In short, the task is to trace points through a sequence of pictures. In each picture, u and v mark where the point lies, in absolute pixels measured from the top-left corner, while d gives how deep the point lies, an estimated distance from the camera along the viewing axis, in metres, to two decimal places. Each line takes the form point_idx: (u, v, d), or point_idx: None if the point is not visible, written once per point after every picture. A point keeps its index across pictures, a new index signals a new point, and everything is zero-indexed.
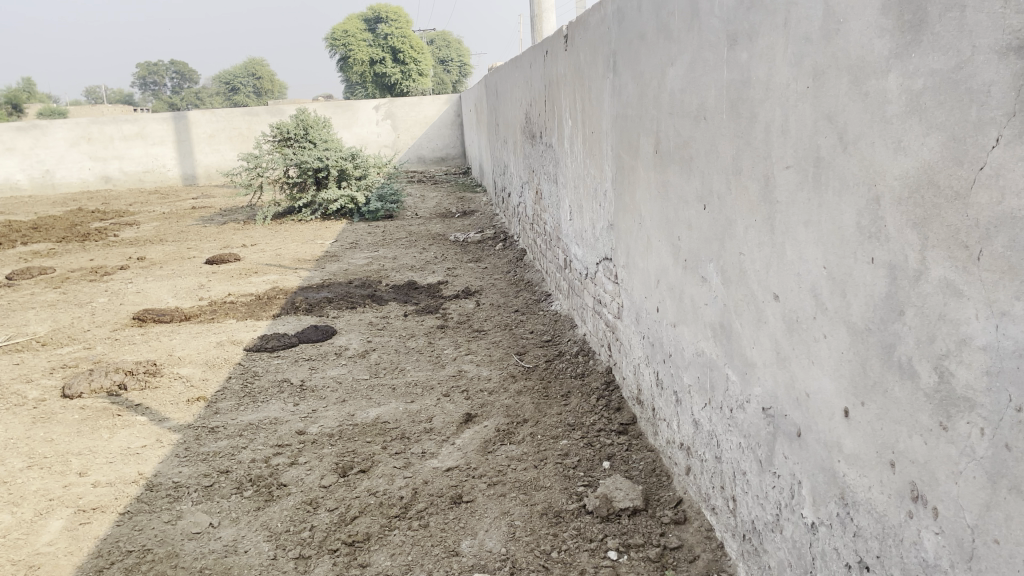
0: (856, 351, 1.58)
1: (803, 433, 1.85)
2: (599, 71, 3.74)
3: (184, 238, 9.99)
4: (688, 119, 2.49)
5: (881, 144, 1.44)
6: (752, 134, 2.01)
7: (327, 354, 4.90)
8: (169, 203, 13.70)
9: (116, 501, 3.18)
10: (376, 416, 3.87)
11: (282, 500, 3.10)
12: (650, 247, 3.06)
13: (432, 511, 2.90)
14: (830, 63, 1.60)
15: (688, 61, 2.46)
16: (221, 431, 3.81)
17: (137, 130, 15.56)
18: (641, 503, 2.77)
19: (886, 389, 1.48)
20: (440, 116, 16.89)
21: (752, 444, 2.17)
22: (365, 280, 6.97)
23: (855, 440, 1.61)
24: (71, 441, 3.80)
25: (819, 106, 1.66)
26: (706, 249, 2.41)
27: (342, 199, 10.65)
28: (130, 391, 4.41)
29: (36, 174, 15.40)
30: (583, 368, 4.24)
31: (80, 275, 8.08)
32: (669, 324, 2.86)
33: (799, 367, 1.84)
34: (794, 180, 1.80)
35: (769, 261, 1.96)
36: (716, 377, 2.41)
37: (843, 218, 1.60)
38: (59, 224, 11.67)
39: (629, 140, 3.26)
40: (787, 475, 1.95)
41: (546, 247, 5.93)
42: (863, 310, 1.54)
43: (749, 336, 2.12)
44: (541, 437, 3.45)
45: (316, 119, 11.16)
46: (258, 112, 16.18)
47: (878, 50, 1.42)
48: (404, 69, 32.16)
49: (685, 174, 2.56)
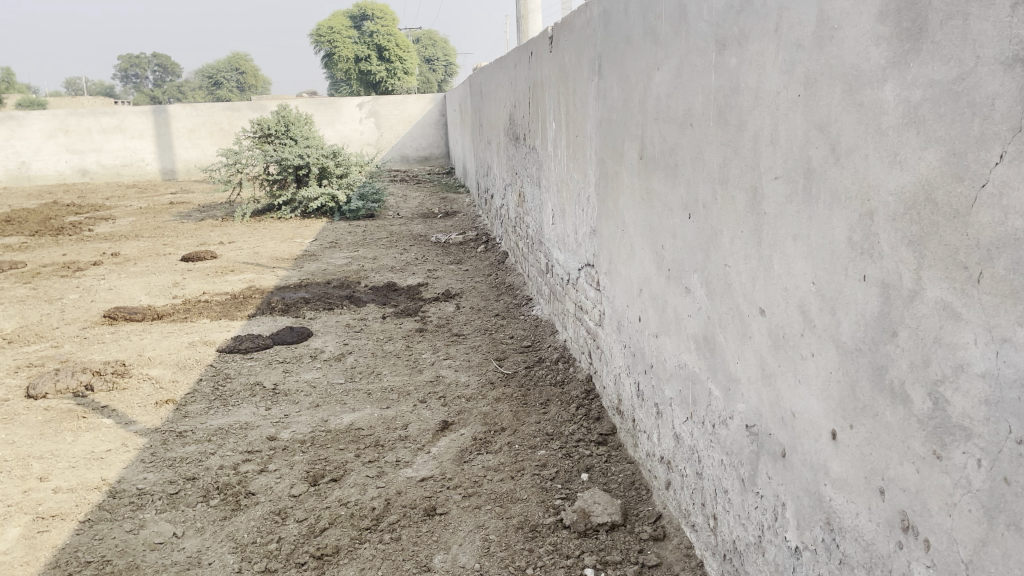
0: (845, 372, 1.52)
1: (788, 453, 1.78)
2: (584, 74, 3.67)
3: (160, 234, 9.81)
4: (675, 126, 2.42)
5: (877, 157, 1.38)
6: (739, 142, 1.95)
7: (302, 356, 4.79)
8: (146, 198, 13.50)
9: (77, 508, 3.07)
10: (351, 423, 3.77)
11: (250, 509, 3.00)
12: (632, 255, 2.99)
13: (404, 523, 2.82)
14: (823, 71, 1.53)
15: (675, 66, 2.40)
16: (189, 435, 3.70)
17: (116, 124, 15.34)
18: (619, 518, 2.70)
19: (876, 413, 1.42)
20: (424, 115, 16.79)
21: (734, 462, 2.10)
22: (344, 280, 6.86)
23: (843, 464, 1.55)
24: (33, 444, 3.68)
25: (810, 116, 1.59)
26: (691, 259, 2.34)
27: (323, 197, 10.51)
28: (96, 392, 4.29)
29: (12, 166, 15.16)
30: (563, 375, 4.17)
31: (52, 270, 7.91)
32: (651, 334, 2.80)
33: (784, 386, 1.78)
34: (783, 192, 1.73)
35: (755, 274, 1.89)
36: (699, 391, 2.34)
37: (834, 232, 1.53)
38: (33, 217, 11.46)
39: (614, 145, 3.20)
40: (770, 497, 1.89)
41: (528, 251, 5.86)
42: (853, 329, 1.48)
43: (733, 351, 2.06)
44: (518, 447, 3.37)
45: (298, 115, 11.03)
46: (240, 107, 15.99)
47: (874, 60, 1.36)
48: (389, 67, 31.98)
49: (670, 182, 2.49)
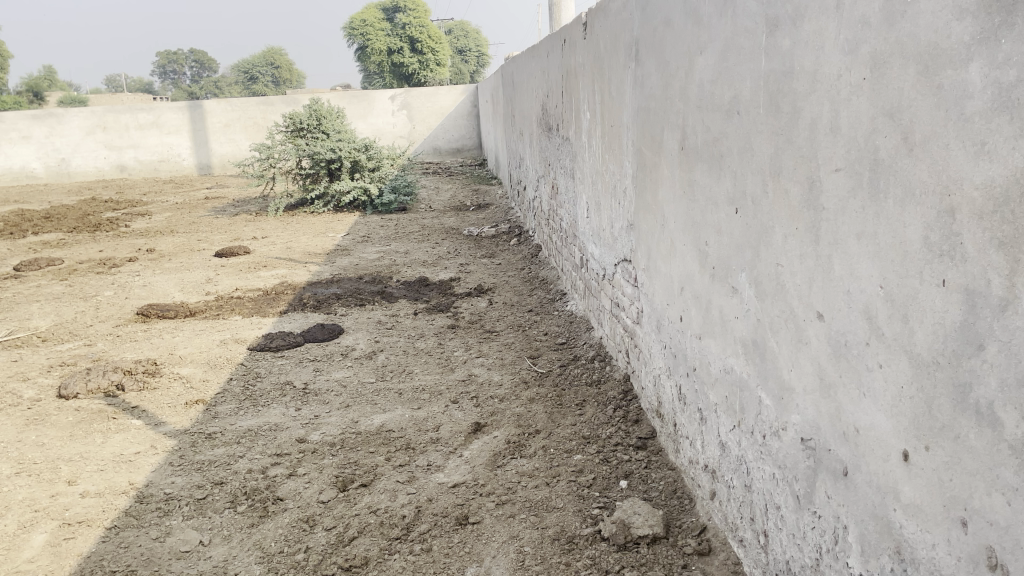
0: (920, 387, 1.36)
1: (850, 472, 1.63)
2: (620, 61, 3.51)
3: (194, 230, 9.83)
4: (720, 113, 2.26)
5: (959, 146, 1.22)
6: (793, 130, 1.79)
7: (333, 355, 4.71)
8: (182, 192, 13.58)
9: (103, 514, 3.01)
10: (381, 424, 3.67)
11: (278, 516, 2.91)
12: (673, 250, 2.84)
13: (435, 533, 2.71)
14: (893, 50, 1.37)
15: (719, 49, 2.24)
16: (219, 437, 3.64)
17: (152, 120, 15.46)
18: (661, 530, 2.56)
19: (957, 434, 1.27)
20: (456, 107, 16.68)
21: (788, 477, 1.95)
22: (376, 276, 6.77)
23: (916, 489, 1.39)
24: (63, 446, 3.64)
25: (878, 101, 1.43)
26: (737, 257, 2.19)
27: (355, 191, 10.46)
28: (127, 392, 4.25)
29: (52, 162, 15.37)
30: (599, 374, 4.03)
31: (89, 266, 7.96)
32: (694, 336, 2.65)
33: (846, 398, 1.62)
34: (844, 186, 1.57)
35: (812, 275, 1.73)
36: (747, 399, 2.19)
37: (906, 231, 1.37)
38: (71, 213, 11.58)
39: (652, 135, 3.04)
40: (829, 517, 1.73)
41: (562, 244, 5.71)
42: (930, 340, 1.32)
43: (787, 358, 1.90)
44: (554, 451, 3.24)
45: (329, 109, 10.98)
46: (274, 101, 16.01)
47: (956, 36, 1.20)
48: (421, 59, 31.88)
49: (714, 175, 2.33)
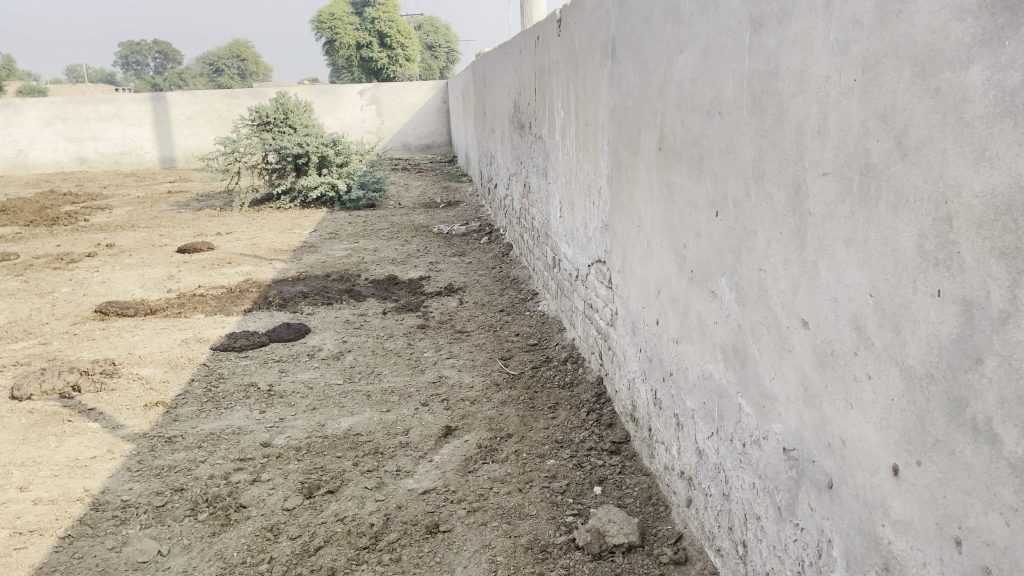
0: (912, 400, 1.32)
1: (835, 484, 1.59)
2: (595, 59, 3.45)
3: (156, 225, 9.60)
4: (700, 114, 2.21)
5: (957, 152, 1.17)
6: (778, 133, 1.74)
7: (299, 355, 4.60)
8: (144, 186, 13.29)
9: (56, 522, 2.88)
10: (349, 427, 3.58)
11: (241, 525, 2.81)
12: (649, 252, 2.79)
13: (405, 542, 2.62)
14: (887, 50, 1.32)
15: (701, 48, 2.18)
16: (179, 441, 3.52)
17: (114, 111, 15.12)
18: (637, 539, 2.51)
19: (952, 450, 1.23)
20: (426, 103, 16.53)
21: (769, 487, 1.90)
22: (343, 274, 6.65)
23: (906, 505, 1.36)
24: (14, 451, 3.49)
25: (870, 103, 1.38)
26: (717, 261, 2.14)
27: (323, 187, 10.30)
28: (83, 394, 4.10)
29: (10, 154, 14.94)
30: (571, 376, 3.98)
31: (45, 262, 7.72)
32: (670, 340, 2.60)
33: (832, 409, 1.58)
34: (833, 190, 1.53)
35: (797, 282, 1.69)
36: (726, 406, 2.14)
37: (898, 239, 1.33)
38: (28, 206, 11.25)
39: (629, 135, 2.98)
40: (813, 530, 1.69)
41: (534, 243, 5.65)
42: (924, 351, 1.28)
43: (769, 365, 1.85)
44: (526, 456, 3.18)
45: (297, 103, 10.80)
46: (240, 94, 15.73)
47: (956, 37, 1.16)
48: (391, 54, 31.60)
49: (693, 176, 2.28)
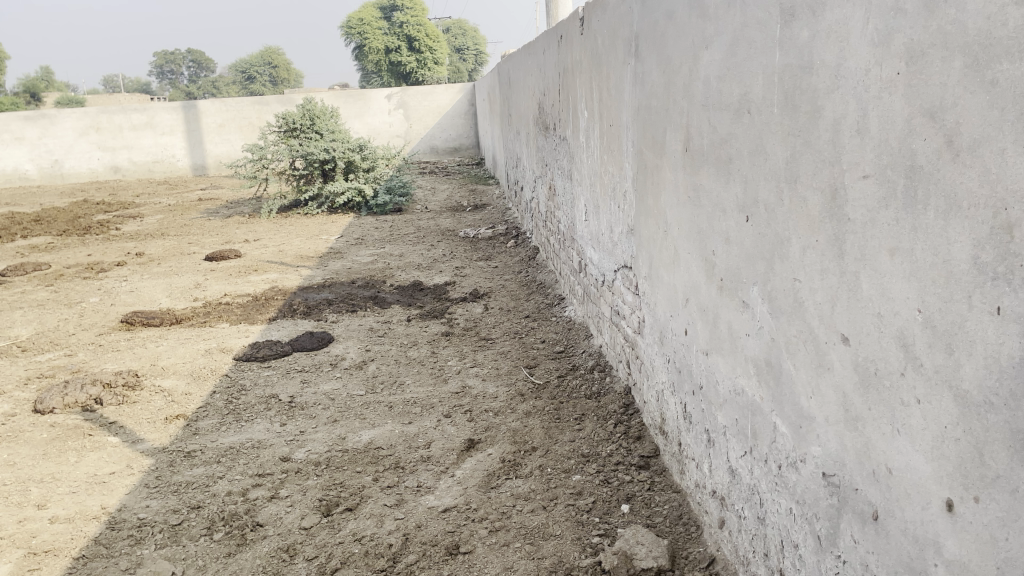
0: (967, 429, 1.18)
1: (881, 516, 1.45)
2: (619, 56, 3.32)
3: (186, 232, 9.64)
4: (727, 113, 2.08)
5: (1018, 153, 1.04)
6: (812, 132, 1.61)
7: (321, 365, 4.52)
8: (176, 194, 13.38)
9: (71, 542, 2.82)
10: (369, 441, 3.49)
11: (257, 545, 2.73)
12: (677, 259, 2.66)
13: (423, 565, 2.52)
14: (934, 40, 1.19)
15: (727, 43, 2.05)
16: (198, 455, 3.45)
17: (146, 120, 15.27)
18: (666, 562, 2.39)
19: (1015, 488, 1.09)
20: (453, 105, 16.48)
21: (807, 514, 1.77)
22: (368, 280, 6.59)
23: (962, 545, 1.22)
24: (34, 466, 3.45)
25: (915, 99, 1.25)
26: (749, 269, 2.00)
27: (350, 192, 10.27)
28: (105, 407, 4.06)
29: (46, 164, 15.16)
30: (598, 386, 3.85)
31: (76, 271, 7.76)
32: (700, 351, 2.46)
33: (876, 434, 1.44)
34: (874, 195, 1.39)
35: (835, 295, 1.55)
36: (760, 424, 2.01)
37: (952, 251, 1.19)
38: (62, 216, 11.37)
39: (654, 136, 2.85)
40: (856, 564, 1.56)
41: (560, 247, 5.53)
42: (980, 375, 1.15)
43: (806, 383, 1.72)
44: (551, 471, 3.06)
45: (323, 108, 10.79)
46: (269, 100, 15.81)
47: (1015, 22, 1.02)
48: (419, 58, 31.62)
49: (722, 179, 2.15)
